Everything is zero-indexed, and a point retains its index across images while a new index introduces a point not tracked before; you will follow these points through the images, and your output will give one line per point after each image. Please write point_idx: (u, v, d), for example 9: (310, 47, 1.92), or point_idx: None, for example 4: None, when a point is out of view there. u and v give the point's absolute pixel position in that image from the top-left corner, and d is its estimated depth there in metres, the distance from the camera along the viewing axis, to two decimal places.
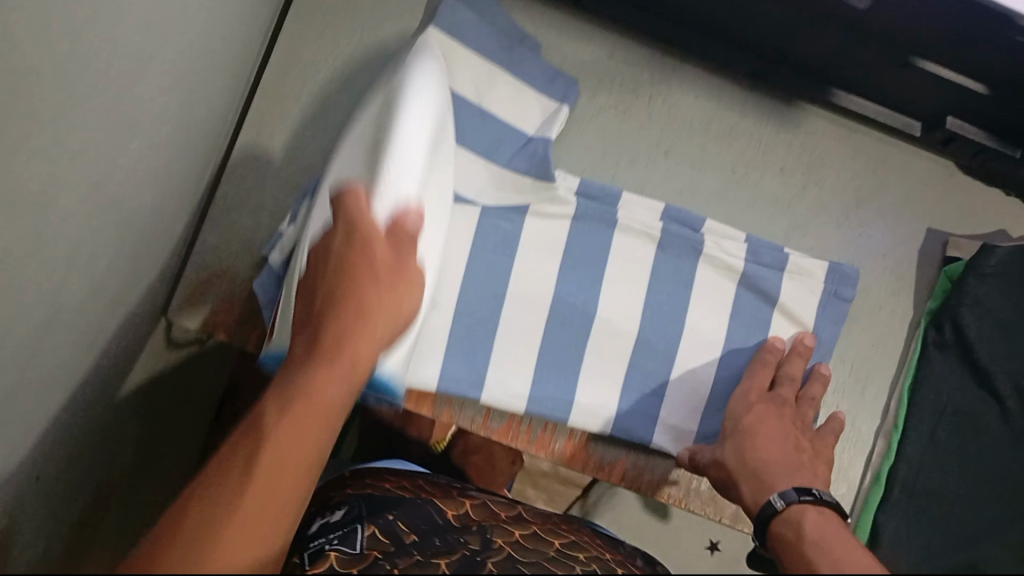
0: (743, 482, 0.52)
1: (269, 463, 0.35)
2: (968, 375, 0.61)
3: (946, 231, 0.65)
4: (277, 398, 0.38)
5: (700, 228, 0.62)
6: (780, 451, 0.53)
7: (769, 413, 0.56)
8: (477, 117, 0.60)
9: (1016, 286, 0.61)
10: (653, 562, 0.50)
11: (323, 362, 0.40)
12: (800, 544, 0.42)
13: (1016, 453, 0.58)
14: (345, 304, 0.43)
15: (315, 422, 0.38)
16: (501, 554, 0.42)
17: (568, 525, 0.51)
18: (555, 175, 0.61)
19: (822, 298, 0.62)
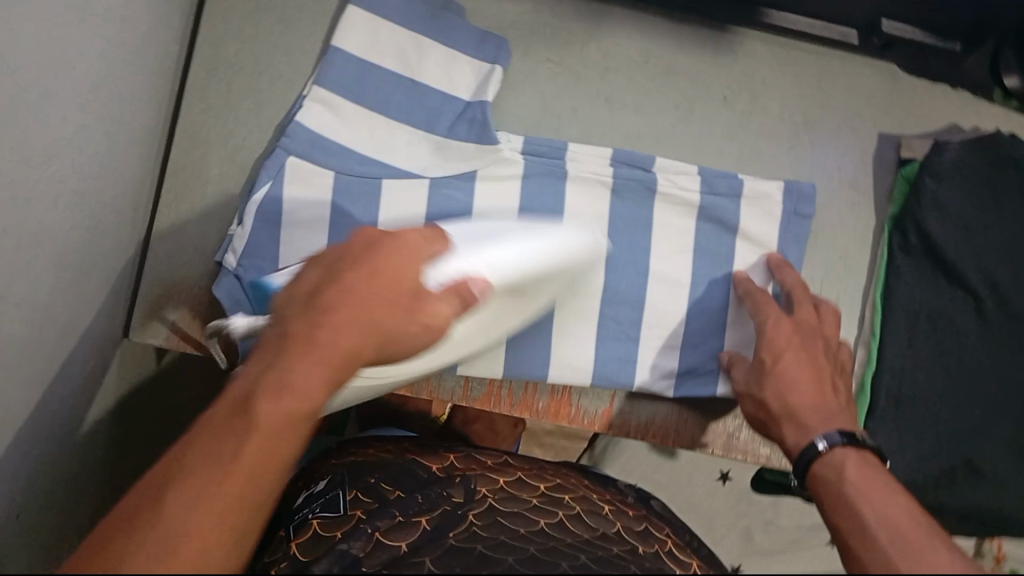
0: (784, 425, 0.53)
1: (211, 478, 0.32)
2: (938, 275, 0.61)
3: (897, 132, 0.65)
4: (259, 385, 0.34)
5: (652, 168, 0.62)
6: (821, 398, 0.53)
7: (800, 349, 0.55)
8: (410, 91, 0.60)
9: (975, 181, 0.61)
10: (646, 497, 0.54)
11: (297, 351, 0.35)
12: (841, 488, 0.45)
13: (995, 347, 0.60)
14: (331, 305, 0.37)
15: (282, 435, 0.34)
16: (483, 505, 0.44)
17: (555, 468, 0.53)
18: (498, 137, 0.60)
19: (783, 219, 0.62)
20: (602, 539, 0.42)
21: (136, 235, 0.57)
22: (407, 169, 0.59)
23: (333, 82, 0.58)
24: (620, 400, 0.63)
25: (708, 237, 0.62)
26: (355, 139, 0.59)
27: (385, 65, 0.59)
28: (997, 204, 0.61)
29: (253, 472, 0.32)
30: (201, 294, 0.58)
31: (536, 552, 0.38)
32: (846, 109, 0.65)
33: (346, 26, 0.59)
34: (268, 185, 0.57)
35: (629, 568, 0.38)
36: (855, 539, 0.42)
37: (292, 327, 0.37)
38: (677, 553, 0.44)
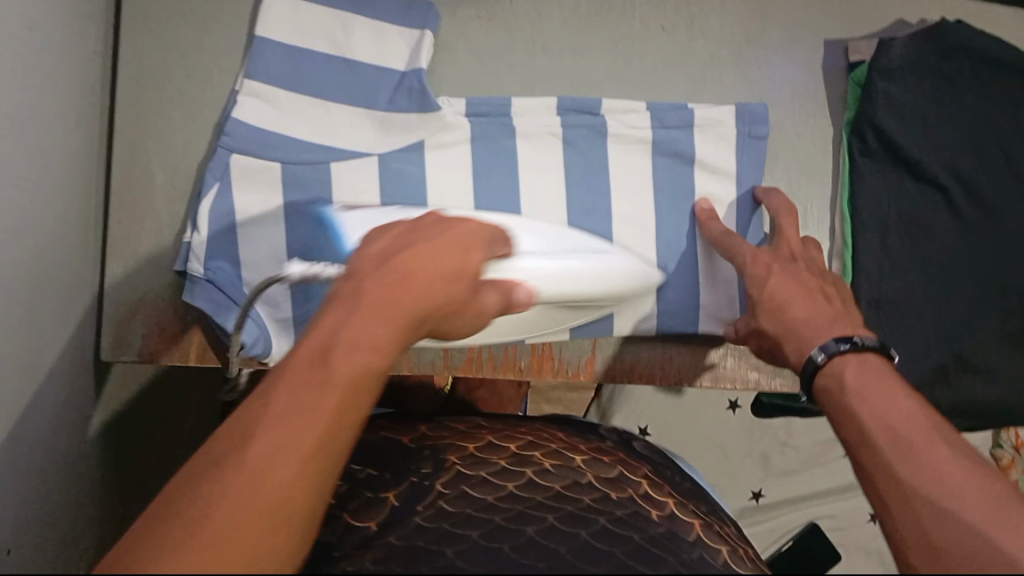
0: (786, 347, 0.52)
1: (301, 430, 0.30)
2: (903, 174, 0.61)
3: (844, 38, 0.64)
4: (327, 332, 0.33)
5: (600, 111, 0.61)
6: (818, 312, 0.52)
7: (787, 271, 0.55)
8: (343, 70, 0.58)
9: (925, 74, 0.60)
10: (625, 442, 0.59)
11: (364, 303, 0.35)
12: (846, 398, 0.46)
13: (970, 237, 0.60)
14: (404, 268, 0.37)
15: (364, 382, 0.33)
16: (450, 475, 0.47)
17: (528, 427, 0.56)
18: (439, 103, 0.59)
19: (738, 142, 0.61)
20: (569, 489, 0.47)
21: (92, 256, 0.57)
22: (355, 150, 0.58)
23: (265, 73, 0.57)
24: (604, 346, 0.62)
25: (667, 172, 0.61)
26: (296, 128, 0.58)
27: (313, 47, 0.58)
28: (949, 93, 0.60)
29: (340, 425, 0.31)
30: (168, 305, 0.58)
31: (503, 521, 0.42)
32: (789, 21, 0.63)
33: (269, 15, 0.58)
34: (214, 186, 0.57)
35: (595, 521, 0.43)
36: (866, 452, 0.43)
37: (358, 286, 0.36)
38: (651, 490, 0.50)
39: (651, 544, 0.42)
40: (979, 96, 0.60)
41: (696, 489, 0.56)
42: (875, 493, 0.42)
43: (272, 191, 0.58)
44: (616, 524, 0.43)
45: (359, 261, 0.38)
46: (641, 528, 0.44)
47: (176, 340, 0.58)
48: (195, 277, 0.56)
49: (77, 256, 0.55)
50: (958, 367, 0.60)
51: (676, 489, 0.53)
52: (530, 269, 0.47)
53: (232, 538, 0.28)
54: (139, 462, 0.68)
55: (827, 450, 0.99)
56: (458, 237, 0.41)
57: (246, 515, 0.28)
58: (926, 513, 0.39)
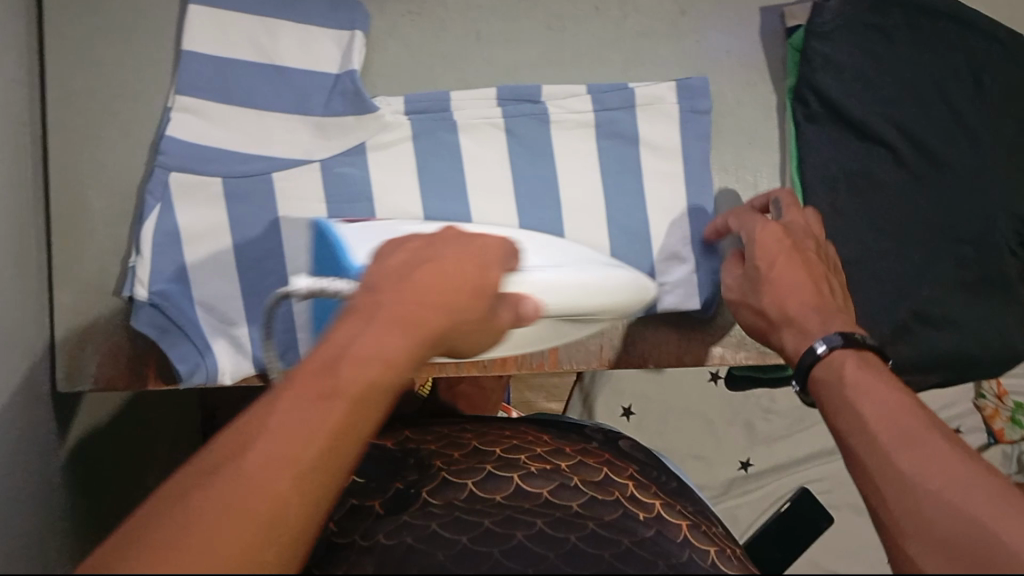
0: (782, 332, 0.52)
1: (304, 433, 0.31)
2: (848, 135, 0.61)
3: (778, 3, 0.63)
4: (332, 344, 0.33)
5: (540, 98, 0.60)
6: (823, 299, 0.51)
7: (796, 255, 0.53)
8: (275, 78, 0.58)
9: (861, 33, 0.60)
10: (609, 443, 0.59)
11: (378, 312, 0.35)
12: (843, 388, 0.46)
13: (921, 190, 0.60)
14: (418, 275, 0.37)
15: (365, 391, 0.32)
16: (435, 479, 0.47)
17: (513, 430, 0.56)
18: (376, 103, 0.58)
19: (681, 118, 0.60)
20: (557, 494, 0.46)
21: (36, 287, 0.56)
22: (293, 157, 0.58)
23: (193, 86, 0.57)
24: None
25: (612, 154, 0.60)
26: (231, 139, 0.57)
27: (240, 57, 0.57)
28: (888, 46, 0.60)
29: (342, 434, 0.31)
30: (121, 331, 0.58)
31: (491, 526, 0.41)
32: None
33: (192, 26, 0.57)
34: (155, 208, 0.56)
35: (584, 525, 0.43)
36: (863, 445, 0.44)
37: (375, 300, 0.36)
38: (636, 492, 0.49)
39: (641, 548, 0.42)
40: (919, 48, 0.60)
41: (679, 487, 0.56)
42: (874, 488, 0.42)
43: (216, 207, 0.57)
44: (605, 528, 0.43)
45: (383, 271, 0.38)
46: (628, 530, 0.44)
47: (132, 365, 0.58)
48: (144, 304, 0.56)
49: (21, 289, 0.54)
50: (919, 322, 0.61)
51: (662, 489, 0.53)
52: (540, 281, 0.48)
53: (227, 536, 0.28)
54: (111, 487, 0.68)
55: (810, 413, 0.99)
56: (482, 249, 0.41)
57: (244, 509, 0.29)
58: (919, 504, 0.40)
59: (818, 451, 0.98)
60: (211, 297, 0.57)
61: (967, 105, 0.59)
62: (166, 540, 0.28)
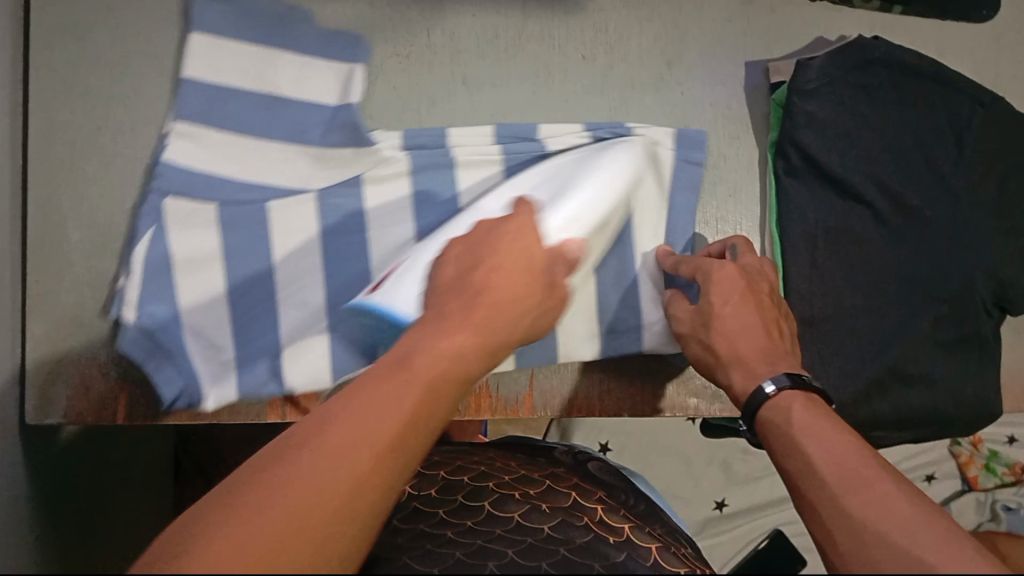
0: (731, 375, 0.52)
1: (393, 396, 0.37)
2: (828, 192, 0.61)
3: (764, 58, 0.64)
4: (408, 348, 0.40)
5: (537, 137, 0.60)
6: (768, 342, 0.52)
7: (748, 296, 0.54)
8: (274, 107, 0.58)
9: (843, 92, 0.61)
10: (577, 466, 0.62)
11: (445, 321, 0.42)
12: (790, 427, 0.46)
13: (899, 249, 0.60)
14: (470, 283, 0.45)
15: (439, 380, 0.39)
16: (405, 510, 0.50)
17: (481, 457, 0.59)
18: (374, 136, 0.59)
19: (675, 166, 0.61)
20: (530, 517, 0.49)
21: (9, 319, 0.56)
22: (287, 187, 0.58)
23: (194, 113, 0.57)
24: (541, 379, 0.62)
25: None
26: (223, 168, 0.57)
27: (239, 86, 0.58)
28: (872, 106, 0.61)
29: (429, 400, 0.38)
30: (92, 365, 0.58)
31: (462, 555, 0.43)
32: (707, 41, 0.63)
33: (191, 54, 0.57)
34: (150, 230, 0.56)
35: (556, 552, 0.44)
36: (810, 479, 0.43)
37: (442, 310, 0.44)
38: (607, 517, 0.52)
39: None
40: (899, 111, 0.61)
41: (649, 509, 0.58)
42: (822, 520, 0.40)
43: (209, 232, 0.56)
44: (576, 553, 0.44)
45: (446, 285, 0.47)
46: (599, 556, 0.45)
47: (101, 401, 0.57)
48: (129, 328, 0.55)
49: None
50: (892, 380, 0.61)
51: (631, 514, 0.55)
52: (588, 204, 0.54)
53: (319, 495, 0.32)
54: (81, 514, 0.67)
55: None
56: (522, 227, 0.49)
57: (332, 465, 0.33)
58: (847, 513, 0.39)
59: None
60: (200, 322, 0.56)
61: (950, 168, 0.60)
62: (274, 502, 0.32)
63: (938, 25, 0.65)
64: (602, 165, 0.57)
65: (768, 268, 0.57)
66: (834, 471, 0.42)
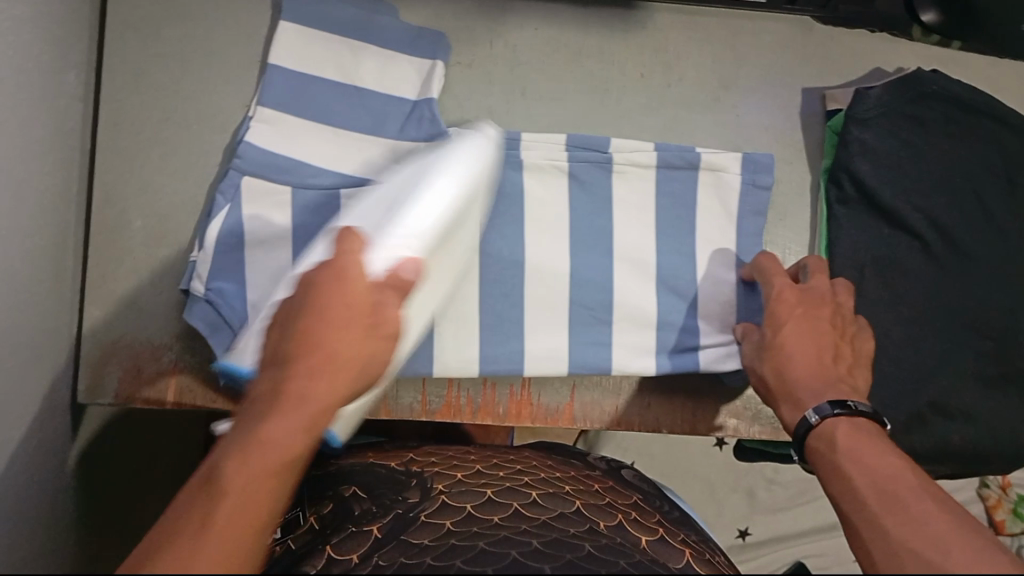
0: (782, 406, 0.52)
1: (240, 530, 0.32)
2: (879, 223, 0.61)
3: (821, 86, 0.65)
4: (273, 393, 0.36)
5: (609, 150, 0.61)
6: (819, 366, 0.52)
7: (807, 318, 0.54)
8: (355, 98, 0.59)
9: (897, 122, 0.62)
10: (615, 469, 0.63)
11: (302, 368, 0.37)
12: (836, 455, 0.45)
13: (946, 282, 0.61)
14: (309, 320, 0.39)
15: (303, 431, 0.35)
16: (434, 503, 0.51)
17: (516, 458, 0.61)
18: (449, 131, 0.59)
19: (743, 189, 0.61)
20: (556, 519, 0.49)
21: (66, 298, 0.57)
22: (360, 175, 0.58)
23: (276, 98, 0.58)
24: (581, 390, 0.62)
25: (644, 217, 0.61)
26: (302, 150, 0.58)
27: (324, 77, 0.59)
28: (925, 138, 0.62)
29: (264, 505, 0.33)
30: (146, 346, 0.58)
31: (484, 546, 0.44)
32: (763, 67, 0.64)
33: (281, 42, 0.59)
34: (225, 207, 0.57)
35: (581, 547, 0.45)
36: (855, 511, 0.41)
37: (302, 335, 0.38)
38: (638, 524, 0.52)
39: (634, 567, 0.44)
40: (952, 144, 0.62)
41: (682, 517, 0.58)
42: (863, 544, 0.40)
43: (281, 212, 0.57)
44: (601, 549, 0.45)
45: (281, 363, 0.38)
46: (625, 553, 0.46)
47: (151, 382, 0.58)
48: (199, 297, 0.56)
49: (46, 288, 0.54)
50: (933, 414, 0.61)
51: (665, 519, 0.56)
52: (443, 209, 0.51)
53: None
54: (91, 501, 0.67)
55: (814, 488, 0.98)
56: (355, 264, 0.42)
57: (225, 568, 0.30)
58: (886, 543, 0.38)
59: (817, 527, 0.97)
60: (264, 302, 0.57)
61: (997, 204, 0.61)
62: None
63: (993, 64, 0.66)
64: (451, 164, 0.54)
65: (840, 290, 0.57)
66: (876, 495, 0.41)
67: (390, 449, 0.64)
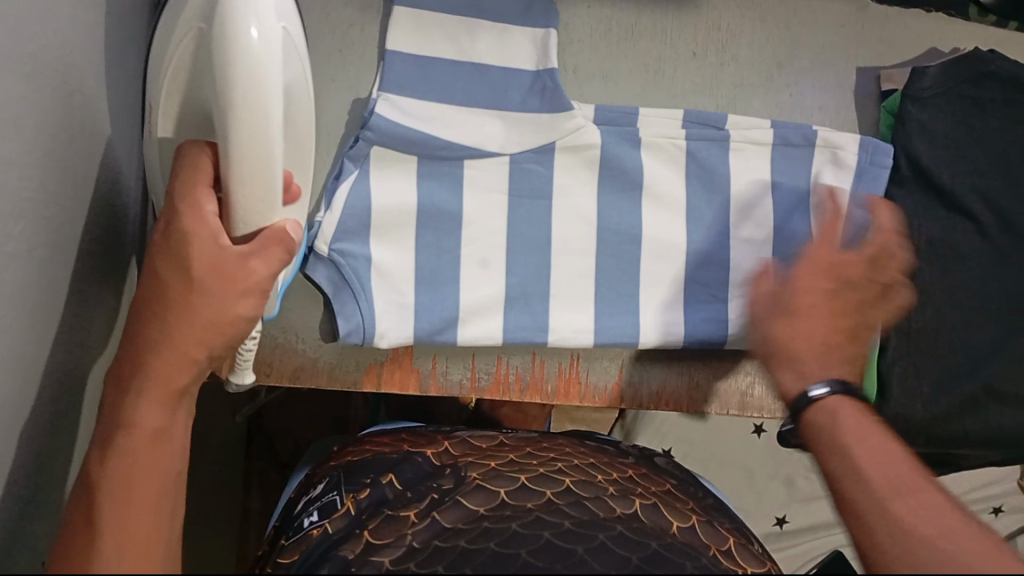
0: (778, 372, 0.48)
1: (138, 512, 0.35)
2: (935, 203, 0.61)
3: (875, 66, 0.65)
4: (101, 438, 0.38)
5: (725, 126, 0.62)
6: (834, 341, 0.48)
7: (817, 310, 0.49)
8: (474, 73, 0.60)
9: (953, 102, 0.61)
10: (650, 456, 0.63)
11: (131, 395, 0.38)
12: (841, 437, 0.42)
13: (1001, 266, 0.60)
14: (150, 324, 0.40)
15: (152, 454, 0.37)
16: (469, 487, 0.51)
17: (549, 441, 0.61)
18: (572, 103, 0.60)
19: (860, 167, 0.61)
20: (592, 503, 0.49)
21: (118, 273, 0.58)
22: (485, 148, 0.59)
23: (399, 78, 0.58)
24: (629, 369, 0.62)
25: (699, 195, 0.61)
26: (430, 124, 0.58)
27: (443, 54, 0.59)
28: (983, 119, 0.61)
29: (161, 473, 0.36)
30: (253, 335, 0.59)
31: (517, 529, 0.45)
32: (816, 50, 0.65)
33: (397, 24, 0.60)
34: (353, 173, 0.58)
35: (613, 527, 0.46)
36: (862, 494, 0.39)
37: (148, 335, 0.40)
38: (673, 508, 0.52)
39: (667, 551, 0.44)
40: (1009, 124, 0.61)
41: (718, 503, 0.58)
42: (861, 518, 0.39)
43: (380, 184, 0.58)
44: (634, 531, 0.46)
45: (137, 349, 0.40)
46: (658, 536, 0.46)
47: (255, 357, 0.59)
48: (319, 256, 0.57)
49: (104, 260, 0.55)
50: (987, 397, 0.60)
51: (700, 504, 0.55)
52: (270, 92, 0.41)
53: None
54: None
55: None
56: (183, 232, 0.42)
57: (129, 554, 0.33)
58: (896, 531, 0.37)
59: None
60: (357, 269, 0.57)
61: None
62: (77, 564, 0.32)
63: None
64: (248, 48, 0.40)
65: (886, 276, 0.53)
66: (884, 481, 0.39)
67: (426, 431, 0.63)
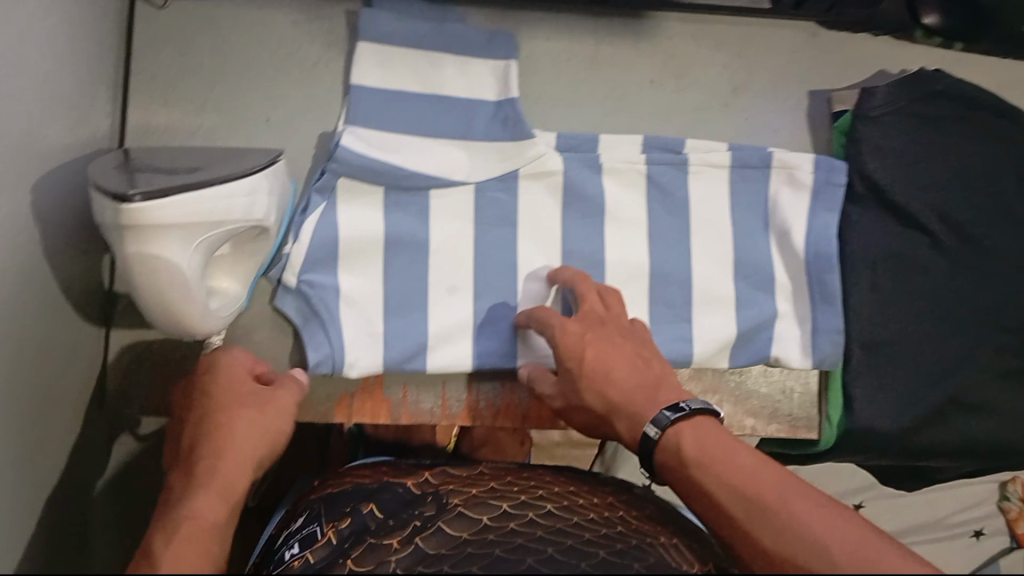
0: (615, 421, 0.52)
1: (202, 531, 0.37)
2: (893, 220, 0.63)
3: (827, 89, 0.67)
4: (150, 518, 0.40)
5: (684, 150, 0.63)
6: (636, 373, 0.53)
7: (601, 342, 0.55)
8: (435, 104, 0.60)
9: (908, 120, 0.63)
10: (625, 484, 0.63)
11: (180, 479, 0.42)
12: (686, 468, 0.47)
13: (957, 282, 0.62)
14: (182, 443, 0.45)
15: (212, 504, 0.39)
16: (452, 513, 0.52)
17: (527, 471, 0.61)
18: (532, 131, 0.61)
19: (815, 188, 0.63)
20: (571, 526, 0.50)
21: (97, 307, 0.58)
22: (451, 176, 0.60)
23: (364, 116, 0.59)
24: None
25: (660, 216, 0.63)
26: (393, 156, 0.59)
27: (405, 87, 0.60)
28: (935, 136, 0.63)
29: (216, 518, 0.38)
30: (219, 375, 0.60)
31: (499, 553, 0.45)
32: (770, 73, 0.67)
33: (361, 62, 0.60)
34: (321, 204, 0.58)
35: (594, 552, 0.46)
36: (724, 522, 0.44)
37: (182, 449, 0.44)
38: (652, 529, 0.52)
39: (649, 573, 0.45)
40: (960, 139, 0.63)
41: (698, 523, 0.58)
42: (736, 525, 0.44)
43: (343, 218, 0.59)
44: (615, 555, 0.46)
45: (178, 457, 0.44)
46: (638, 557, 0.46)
47: None
48: (286, 285, 0.58)
49: (88, 289, 0.55)
50: (951, 406, 0.62)
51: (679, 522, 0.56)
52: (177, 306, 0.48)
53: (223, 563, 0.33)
54: None
55: None
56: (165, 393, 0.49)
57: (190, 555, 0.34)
58: (762, 537, 0.42)
59: None
60: (321, 301, 0.58)
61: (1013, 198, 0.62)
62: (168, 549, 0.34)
63: (990, 72, 0.69)
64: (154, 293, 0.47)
65: (619, 318, 0.57)
66: (731, 490, 0.44)
67: (403, 463, 0.63)
